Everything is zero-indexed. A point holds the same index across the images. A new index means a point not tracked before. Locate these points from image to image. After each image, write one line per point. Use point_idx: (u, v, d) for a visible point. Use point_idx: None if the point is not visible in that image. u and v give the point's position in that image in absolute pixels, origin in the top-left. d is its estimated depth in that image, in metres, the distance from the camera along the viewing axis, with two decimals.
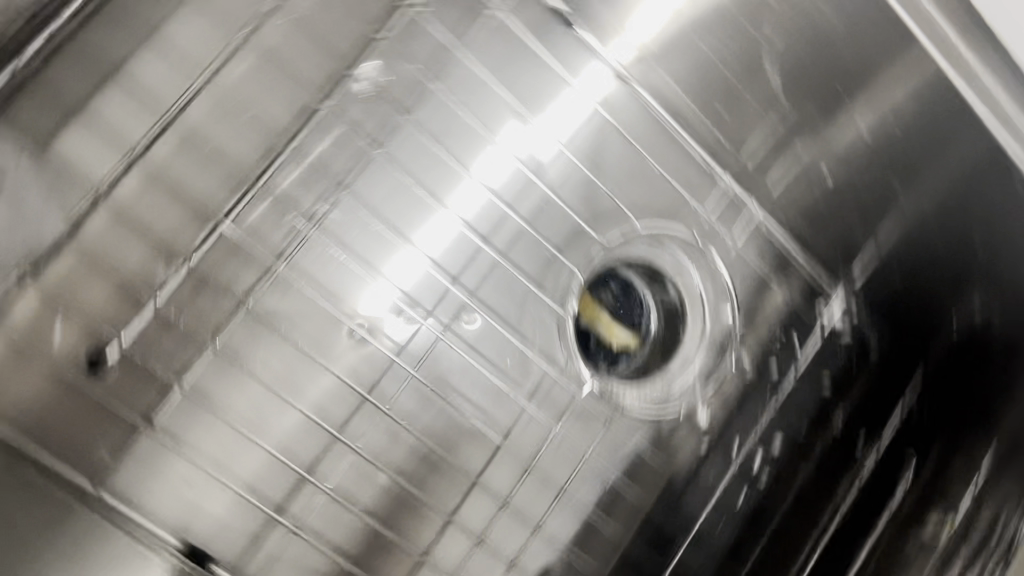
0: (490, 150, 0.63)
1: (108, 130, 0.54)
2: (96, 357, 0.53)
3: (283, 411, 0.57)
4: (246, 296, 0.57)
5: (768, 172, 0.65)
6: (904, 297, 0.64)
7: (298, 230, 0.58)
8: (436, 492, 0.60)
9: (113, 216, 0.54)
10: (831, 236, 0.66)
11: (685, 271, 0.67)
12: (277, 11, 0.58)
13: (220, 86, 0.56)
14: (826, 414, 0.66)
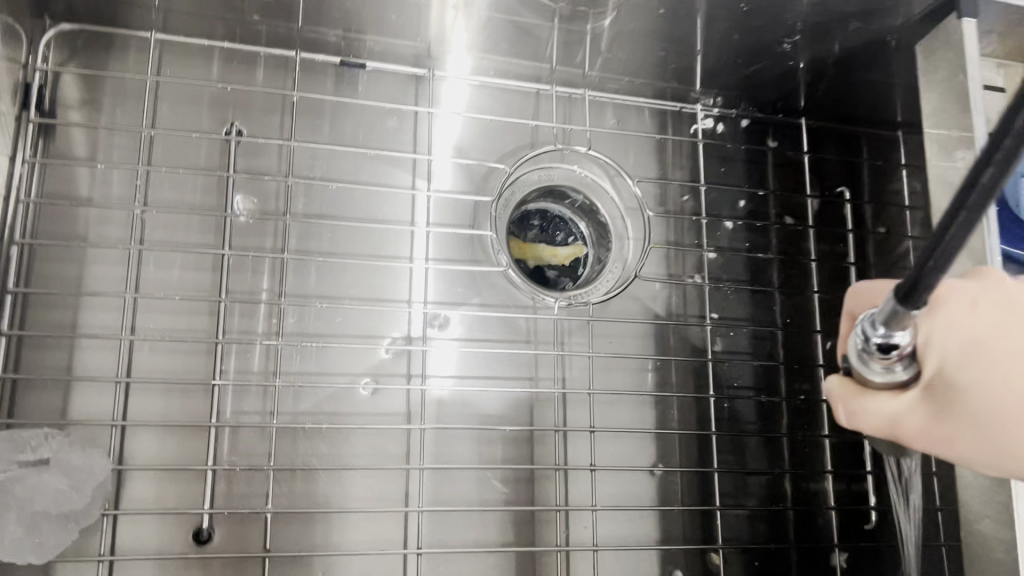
0: (327, 178, 0.70)
1: (97, 374, 0.61)
2: (199, 530, 0.60)
3: (368, 478, 0.64)
4: (273, 419, 0.63)
5: (600, 66, 0.74)
6: (767, 90, 0.77)
7: (270, 348, 0.64)
8: (515, 452, 0.68)
9: (142, 433, 0.60)
10: (672, 82, 0.77)
11: (544, 167, 0.76)
12: (122, 156, 0.65)
13: (104, 234, 0.63)
14: (762, 203, 0.79)
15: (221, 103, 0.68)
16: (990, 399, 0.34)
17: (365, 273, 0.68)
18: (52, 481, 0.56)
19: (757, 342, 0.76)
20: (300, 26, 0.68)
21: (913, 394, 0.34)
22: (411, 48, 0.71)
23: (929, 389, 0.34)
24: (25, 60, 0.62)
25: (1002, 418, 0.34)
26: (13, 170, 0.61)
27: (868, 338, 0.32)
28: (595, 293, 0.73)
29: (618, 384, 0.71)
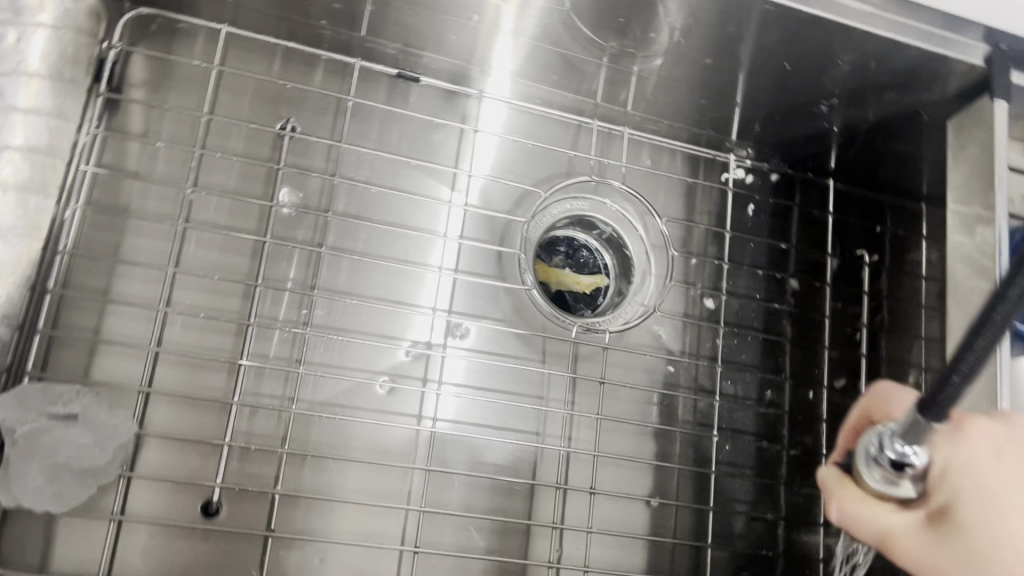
0: (366, 180, 0.72)
1: (129, 340, 0.63)
2: (207, 502, 0.61)
3: (374, 473, 0.66)
4: (291, 405, 0.65)
5: (642, 106, 0.77)
6: (799, 148, 0.80)
7: (296, 336, 0.67)
8: (518, 465, 0.70)
9: (165, 403, 0.63)
10: (709, 130, 0.79)
11: (574, 197, 0.78)
12: (177, 138, 0.68)
13: (152, 204, 0.67)
14: (782, 256, 0.81)
15: (278, 99, 0.71)
16: (991, 543, 0.43)
17: (394, 276, 0.71)
18: (77, 434, 0.59)
19: (762, 390, 0.78)
20: (362, 35, 0.71)
21: (912, 516, 0.46)
22: (464, 68, 0.74)
23: (929, 514, 0.46)
24: (102, 39, 0.65)
25: (998, 555, 0.42)
26: (78, 138, 0.64)
27: (882, 453, 0.45)
28: (612, 323, 0.75)
29: (624, 413, 0.74)
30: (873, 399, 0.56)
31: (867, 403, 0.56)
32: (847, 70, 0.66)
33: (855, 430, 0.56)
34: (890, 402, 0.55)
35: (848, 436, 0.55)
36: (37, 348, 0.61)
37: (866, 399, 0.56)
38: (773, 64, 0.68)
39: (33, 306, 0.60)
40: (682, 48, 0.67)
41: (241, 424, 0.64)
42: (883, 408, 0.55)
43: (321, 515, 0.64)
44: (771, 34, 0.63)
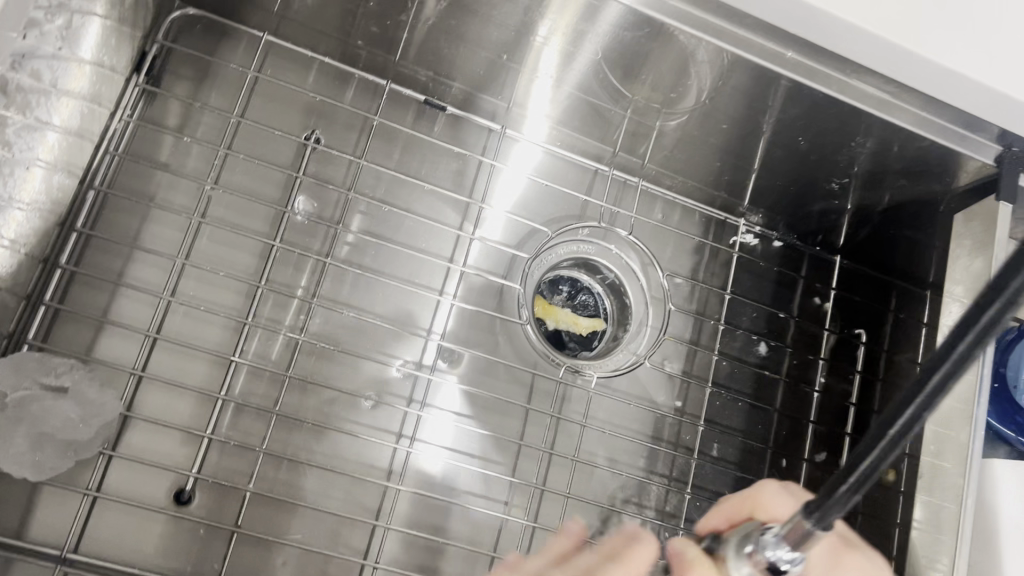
0: (379, 199, 0.74)
1: (130, 323, 0.65)
2: (181, 490, 0.63)
3: (347, 484, 0.67)
4: (276, 407, 0.67)
5: (660, 162, 0.78)
6: (810, 222, 0.81)
7: (291, 341, 0.69)
8: (490, 496, 0.71)
9: (155, 388, 0.65)
10: (724, 192, 0.80)
11: (580, 240, 0.80)
12: (204, 135, 0.71)
13: (170, 195, 0.69)
14: (780, 326, 0.82)
15: (308, 111, 0.74)
16: None
17: (395, 295, 0.72)
18: (66, 407, 0.61)
19: (744, 455, 0.78)
20: (397, 60, 0.73)
21: None
22: (491, 103, 0.77)
23: None
24: (147, 32, 0.68)
25: None
26: (110, 125, 0.66)
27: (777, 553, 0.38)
28: (601, 368, 0.76)
29: (602, 459, 0.74)
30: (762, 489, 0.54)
31: (755, 496, 0.53)
32: (863, 153, 0.67)
33: (732, 518, 0.53)
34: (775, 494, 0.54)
35: (718, 519, 0.53)
36: (41, 319, 0.63)
37: (753, 491, 0.54)
38: (790, 138, 0.69)
39: (43, 278, 0.62)
40: (704, 112, 0.69)
41: (224, 419, 0.65)
42: (767, 508, 0.53)
43: (289, 517, 0.65)
44: (791, 109, 0.64)
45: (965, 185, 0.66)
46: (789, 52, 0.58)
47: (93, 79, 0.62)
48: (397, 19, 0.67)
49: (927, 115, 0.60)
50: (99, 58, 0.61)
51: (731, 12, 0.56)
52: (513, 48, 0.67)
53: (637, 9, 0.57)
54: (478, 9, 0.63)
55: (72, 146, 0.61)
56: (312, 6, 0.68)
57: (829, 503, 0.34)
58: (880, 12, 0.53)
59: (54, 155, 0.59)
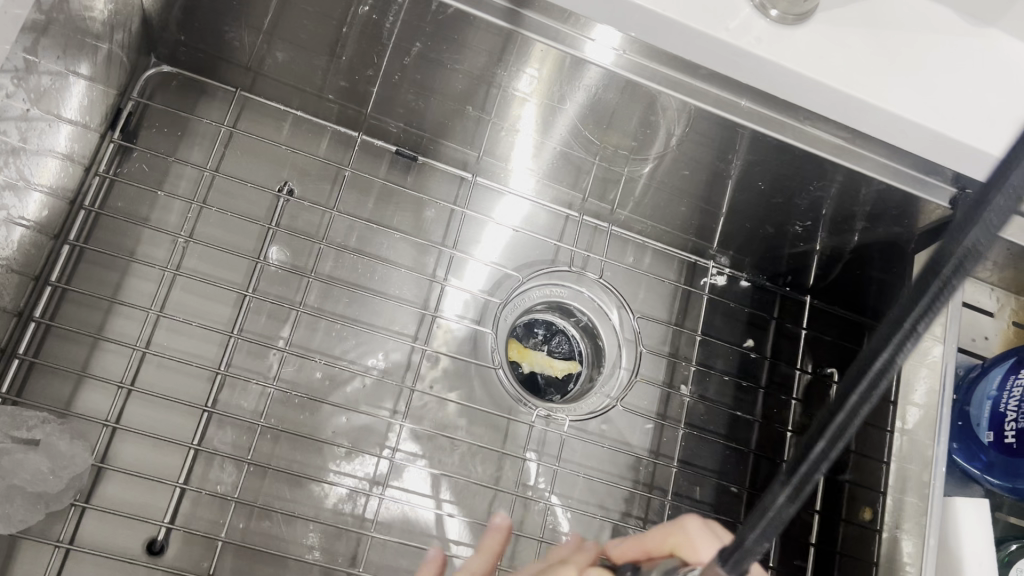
0: (352, 247, 0.75)
1: (108, 376, 0.66)
2: (153, 541, 0.63)
3: (320, 533, 0.67)
4: (249, 456, 0.67)
5: (629, 206, 0.80)
6: (778, 264, 0.82)
7: (264, 390, 0.69)
8: (463, 542, 0.71)
9: (128, 439, 0.65)
10: (693, 236, 0.82)
11: (553, 283, 0.81)
12: (179, 188, 0.72)
13: (146, 248, 0.70)
14: (754, 366, 0.83)
15: (282, 163, 0.76)
16: None
17: (367, 341, 0.73)
18: (35, 460, 0.61)
19: (719, 496, 0.78)
20: (368, 112, 0.75)
21: None
22: (462, 154, 0.79)
23: None
24: (123, 90, 0.70)
25: None
26: (85, 180, 0.68)
27: None
28: (571, 411, 0.76)
29: (577, 502, 0.75)
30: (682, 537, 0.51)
31: (673, 536, 0.51)
32: (822, 197, 0.69)
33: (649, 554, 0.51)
34: (705, 530, 0.51)
35: (635, 549, 0.52)
36: (15, 373, 0.64)
37: (674, 527, 0.52)
38: (751, 182, 0.71)
39: (16, 331, 0.63)
40: (668, 158, 0.71)
41: (197, 468, 0.66)
42: (690, 549, 0.50)
43: (264, 564, 0.65)
44: (750, 155, 0.66)
45: (922, 227, 0.67)
46: (742, 101, 0.59)
47: (71, 136, 0.63)
48: (365, 73, 0.70)
49: (879, 159, 0.62)
50: (78, 117, 0.64)
51: (685, 64, 0.58)
52: (478, 100, 0.70)
53: (612, 71, 0.59)
54: (443, 63, 0.65)
55: (49, 201, 0.63)
56: (283, 61, 0.70)
57: (743, 556, 0.33)
58: (824, 63, 0.55)
59: (31, 210, 0.60)
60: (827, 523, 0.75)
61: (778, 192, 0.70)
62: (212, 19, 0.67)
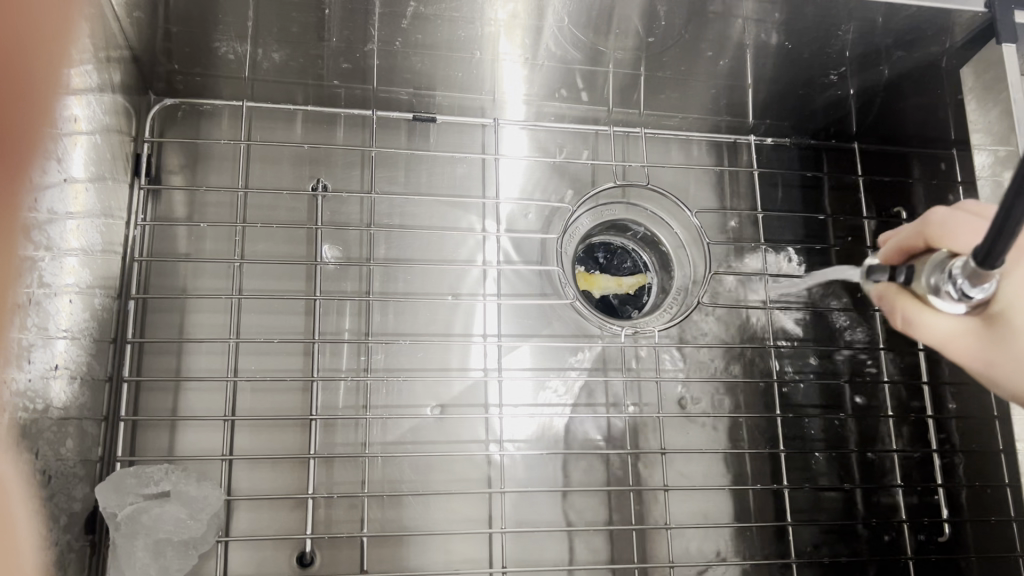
0: (399, 222, 0.75)
1: (201, 414, 0.66)
2: (302, 554, 0.64)
3: (449, 501, 0.68)
4: (368, 449, 0.68)
5: (656, 106, 0.79)
6: (816, 117, 0.81)
7: (358, 384, 0.69)
8: (593, 471, 0.71)
9: (247, 467, 0.66)
10: (726, 116, 0.81)
11: (607, 202, 0.80)
12: (216, 212, 0.72)
13: (207, 277, 0.70)
14: (820, 227, 0.82)
15: (304, 161, 0.75)
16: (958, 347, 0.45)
17: (440, 309, 0.73)
18: (173, 509, 0.60)
19: (822, 362, 0.78)
20: (375, 87, 0.74)
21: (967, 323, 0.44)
22: (476, 101, 0.78)
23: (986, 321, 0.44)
24: (135, 134, 0.69)
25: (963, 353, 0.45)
26: (129, 231, 0.67)
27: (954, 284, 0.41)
28: (658, 321, 0.77)
29: (688, 407, 0.74)
30: (930, 222, 0.45)
31: (925, 224, 0.46)
32: (852, 37, 0.68)
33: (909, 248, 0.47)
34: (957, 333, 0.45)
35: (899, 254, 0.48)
36: (123, 435, 0.64)
37: (924, 222, 0.46)
38: (774, 45, 0.69)
39: (113, 396, 0.63)
40: (686, 46, 0.69)
41: (322, 475, 0.66)
42: (943, 234, 0.45)
43: (410, 544, 0.66)
44: (768, 17, 0.65)
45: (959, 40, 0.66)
46: None
47: (100, 194, 0.61)
48: (363, 49, 0.68)
49: None
50: (102, 171, 0.61)
51: None
52: (481, 42, 0.69)
53: None
54: (440, 14, 0.64)
55: (97, 264, 0.60)
56: (281, 61, 0.70)
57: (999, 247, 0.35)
58: None
59: (86, 279, 0.58)
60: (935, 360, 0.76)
61: (807, 48, 0.69)
62: (204, 40, 0.66)
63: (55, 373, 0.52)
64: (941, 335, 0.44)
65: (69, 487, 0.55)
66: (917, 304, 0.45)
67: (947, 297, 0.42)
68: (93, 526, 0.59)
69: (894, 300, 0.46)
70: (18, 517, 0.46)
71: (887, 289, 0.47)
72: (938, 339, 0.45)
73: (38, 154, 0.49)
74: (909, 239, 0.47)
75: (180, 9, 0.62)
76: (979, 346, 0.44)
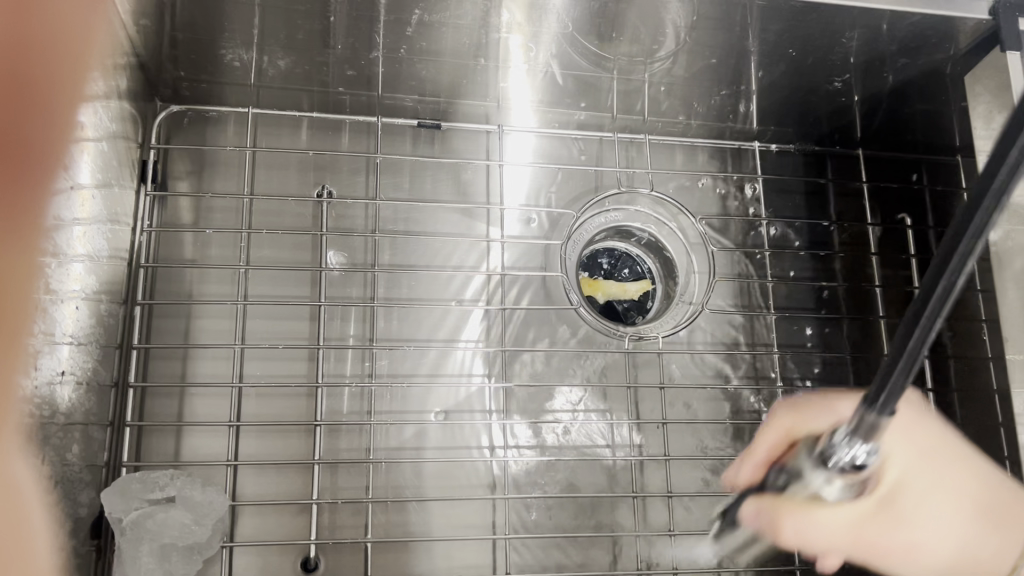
0: (404, 228, 0.75)
1: (206, 420, 0.66)
2: (306, 559, 0.64)
3: (452, 507, 0.68)
4: (372, 455, 0.68)
5: (660, 112, 0.79)
6: (820, 124, 0.81)
7: (361, 389, 0.70)
8: (596, 477, 0.71)
9: (251, 472, 0.66)
10: (730, 123, 0.81)
11: (611, 207, 0.80)
12: (222, 218, 0.72)
13: (212, 283, 0.70)
14: (824, 233, 0.82)
15: (309, 168, 0.75)
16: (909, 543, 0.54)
17: (444, 315, 0.73)
18: (178, 514, 0.60)
19: (826, 368, 0.78)
20: (380, 94, 0.74)
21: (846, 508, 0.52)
22: (480, 107, 0.78)
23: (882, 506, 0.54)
24: (142, 141, 0.70)
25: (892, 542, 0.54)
26: (135, 238, 0.68)
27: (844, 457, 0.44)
28: (661, 327, 0.77)
29: (692, 414, 0.74)
30: (790, 424, 0.57)
31: (788, 428, 0.58)
32: (856, 43, 0.68)
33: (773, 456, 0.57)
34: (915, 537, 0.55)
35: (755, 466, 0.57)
36: (129, 440, 0.64)
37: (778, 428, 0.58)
38: (778, 52, 0.69)
39: (119, 402, 0.64)
40: (690, 53, 0.70)
41: (326, 480, 0.67)
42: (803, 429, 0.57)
43: (413, 548, 0.66)
44: (772, 24, 0.66)
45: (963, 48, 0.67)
46: None
47: (106, 201, 0.61)
48: (369, 56, 0.69)
49: None
50: (108, 178, 0.61)
51: None
52: (486, 49, 0.69)
53: None
54: (446, 22, 0.65)
55: (104, 271, 0.61)
56: (287, 68, 0.70)
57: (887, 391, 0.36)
58: None
59: (93, 286, 0.58)
60: (940, 366, 0.76)
61: (811, 55, 0.70)
62: (210, 47, 0.66)
63: (62, 380, 0.53)
64: (830, 532, 0.53)
65: (75, 492, 0.55)
66: (801, 514, 0.51)
67: (846, 468, 0.40)
68: (98, 531, 0.59)
69: (773, 518, 0.53)
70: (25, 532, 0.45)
71: (761, 505, 0.54)
72: (830, 534, 0.53)
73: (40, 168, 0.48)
74: (771, 454, 0.57)
75: (187, 17, 0.62)
76: (878, 532, 0.54)
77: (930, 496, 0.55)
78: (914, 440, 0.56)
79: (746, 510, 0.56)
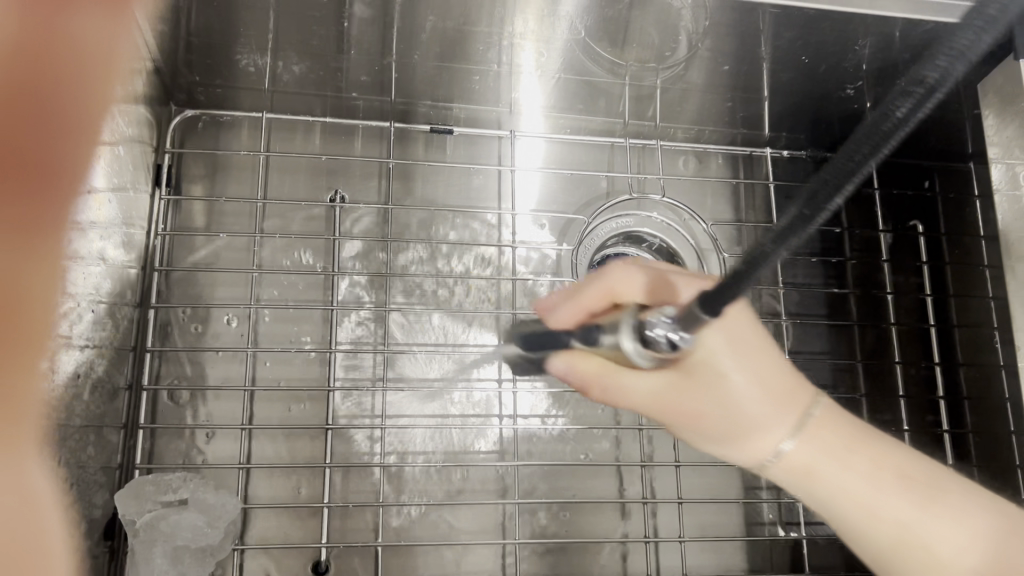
0: (416, 233, 0.75)
1: (218, 423, 0.67)
2: (317, 562, 0.64)
3: (463, 511, 0.68)
4: (383, 459, 0.68)
5: (671, 118, 0.79)
6: (832, 132, 0.81)
7: (373, 394, 0.70)
8: (606, 481, 0.71)
9: (263, 475, 0.66)
10: (741, 129, 0.81)
11: (621, 213, 0.80)
12: (235, 222, 0.73)
13: (225, 287, 0.71)
14: (835, 240, 0.82)
15: (321, 172, 0.75)
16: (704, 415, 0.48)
17: (455, 319, 0.74)
18: (191, 517, 0.60)
19: (836, 374, 0.78)
20: (393, 99, 0.75)
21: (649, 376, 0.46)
22: (492, 113, 0.78)
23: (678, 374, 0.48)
24: (157, 145, 0.70)
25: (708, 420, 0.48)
26: (149, 241, 0.68)
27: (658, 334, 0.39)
28: None
29: None
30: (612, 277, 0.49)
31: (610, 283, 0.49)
32: (869, 51, 0.68)
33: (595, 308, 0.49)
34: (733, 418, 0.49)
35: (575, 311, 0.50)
36: (142, 443, 0.65)
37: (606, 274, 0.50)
38: (790, 59, 0.70)
39: (132, 405, 0.64)
40: (701, 60, 0.70)
41: (337, 484, 0.67)
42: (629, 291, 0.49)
43: (424, 552, 0.66)
44: (785, 32, 0.66)
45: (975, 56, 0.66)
46: None
47: (122, 204, 0.62)
48: (382, 62, 0.69)
49: None
50: (123, 183, 0.62)
51: None
52: (499, 56, 0.69)
53: None
54: (459, 28, 0.65)
55: (118, 274, 0.61)
56: (301, 73, 0.70)
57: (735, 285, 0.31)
58: None
59: (108, 289, 0.59)
60: (951, 374, 0.76)
61: (823, 63, 0.70)
62: (224, 52, 0.67)
63: (77, 382, 0.53)
64: (630, 395, 0.47)
65: (89, 494, 0.55)
66: (615, 370, 0.46)
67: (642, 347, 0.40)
68: (112, 533, 0.59)
69: (580, 367, 0.48)
70: (40, 544, 0.45)
71: (569, 360, 0.48)
72: (631, 399, 0.48)
73: (58, 176, 0.47)
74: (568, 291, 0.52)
75: (202, 23, 0.62)
76: (681, 398, 0.48)
77: (732, 374, 0.49)
78: (733, 330, 0.49)
79: (553, 362, 0.49)
